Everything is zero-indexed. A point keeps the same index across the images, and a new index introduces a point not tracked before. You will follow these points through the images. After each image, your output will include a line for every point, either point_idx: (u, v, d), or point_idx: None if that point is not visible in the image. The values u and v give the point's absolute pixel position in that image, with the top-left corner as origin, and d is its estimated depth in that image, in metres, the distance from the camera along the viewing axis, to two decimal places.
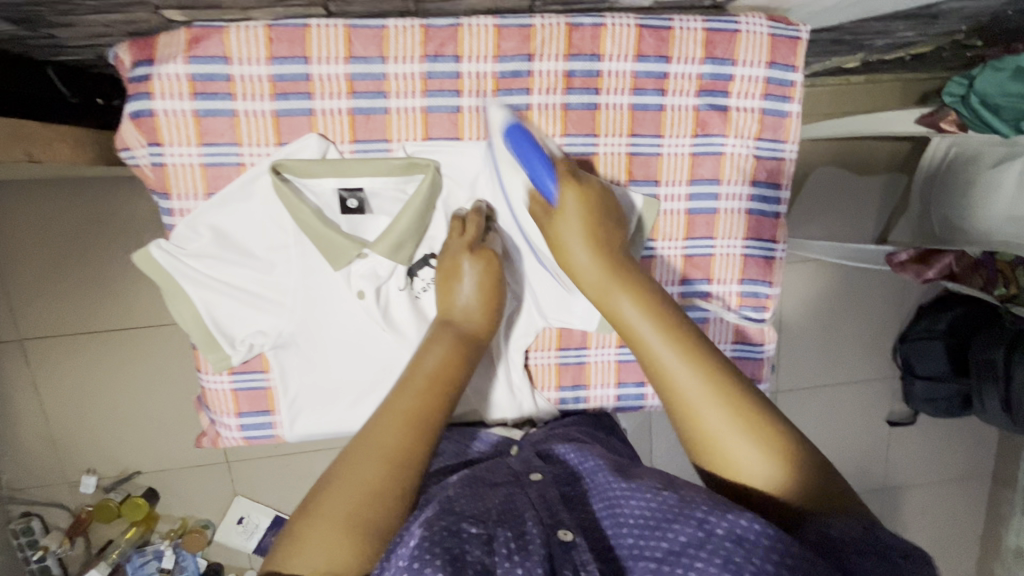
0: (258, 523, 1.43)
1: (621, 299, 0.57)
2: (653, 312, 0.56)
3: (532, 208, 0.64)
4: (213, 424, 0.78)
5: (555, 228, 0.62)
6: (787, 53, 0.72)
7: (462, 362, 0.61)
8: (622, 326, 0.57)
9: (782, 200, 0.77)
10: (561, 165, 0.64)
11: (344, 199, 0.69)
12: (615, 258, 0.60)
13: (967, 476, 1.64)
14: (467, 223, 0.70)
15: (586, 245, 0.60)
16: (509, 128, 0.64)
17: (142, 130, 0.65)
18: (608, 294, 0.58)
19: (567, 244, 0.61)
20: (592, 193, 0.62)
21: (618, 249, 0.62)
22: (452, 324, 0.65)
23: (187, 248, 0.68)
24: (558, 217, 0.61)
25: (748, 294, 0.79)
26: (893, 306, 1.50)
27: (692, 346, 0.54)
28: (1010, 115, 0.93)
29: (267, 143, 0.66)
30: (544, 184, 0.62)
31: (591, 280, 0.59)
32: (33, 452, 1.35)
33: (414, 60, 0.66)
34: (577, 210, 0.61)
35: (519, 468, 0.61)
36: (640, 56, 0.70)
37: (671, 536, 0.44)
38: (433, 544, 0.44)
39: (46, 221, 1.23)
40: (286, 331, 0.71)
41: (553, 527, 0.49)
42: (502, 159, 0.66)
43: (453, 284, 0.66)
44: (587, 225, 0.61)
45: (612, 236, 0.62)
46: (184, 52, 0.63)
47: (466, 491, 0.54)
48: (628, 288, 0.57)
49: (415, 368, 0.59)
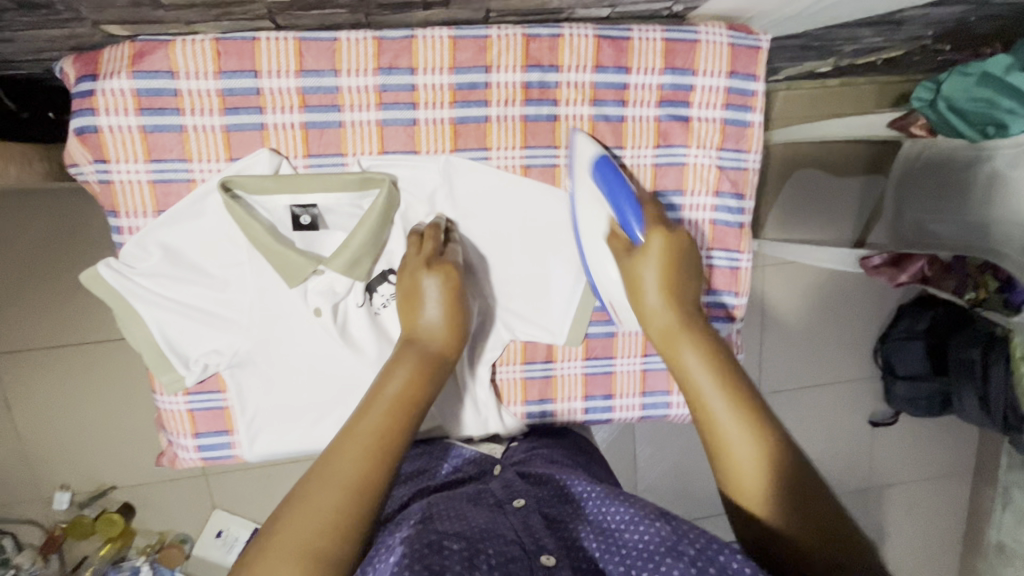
0: (237, 536, 1.41)
1: (687, 350, 0.56)
2: (720, 363, 0.56)
3: (611, 245, 0.65)
4: (171, 445, 0.76)
5: (633, 264, 0.61)
6: (748, 62, 0.71)
7: (426, 380, 0.58)
8: (684, 376, 0.56)
9: (746, 209, 0.77)
10: (649, 208, 0.65)
11: (297, 216, 0.67)
12: (686, 308, 0.59)
13: (949, 475, 1.64)
14: (424, 237, 0.68)
15: (663, 286, 0.59)
16: (600, 164, 0.67)
17: (87, 147, 0.63)
18: (674, 342, 0.57)
19: (638, 284, 0.60)
20: (679, 243, 0.61)
21: (693, 299, 0.60)
22: (416, 342, 0.62)
23: (137, 268, 0.66)
24: (639, 256, 0.61)
25: (714, 304, 0.79)
26: (872, 307, 1.50)
27: (752, 402, 0.53)
28: (977, 120, 0.94)
29: (218, 158, 0.65)
30: (630, 226, 0.64)
31: (661, 323, 0.59)
32: (4, 469, 1.32)
33: (367, 73, 0.65)
34: (660, 254, 0.60)
35: (504, 495, 0.61)
36: (598, 67, 0.69)
37: (665, 569, 0.45)
38: (414, 558, 0.45)
39: (14, 234, 1.20)
40: (242, 350, 0.69)
41: (537, 553, 0.50)
42: (586, 190, 0.68)
43: (415, 304, 0.64)
44: (665, 270, 0.60)
45: (686, 284, 0.61)
46: (129, 67, 0.61)
47: (449, 511, 0.56)
48: (700, 342, 0.57)
49: (377, 391, 0.56)
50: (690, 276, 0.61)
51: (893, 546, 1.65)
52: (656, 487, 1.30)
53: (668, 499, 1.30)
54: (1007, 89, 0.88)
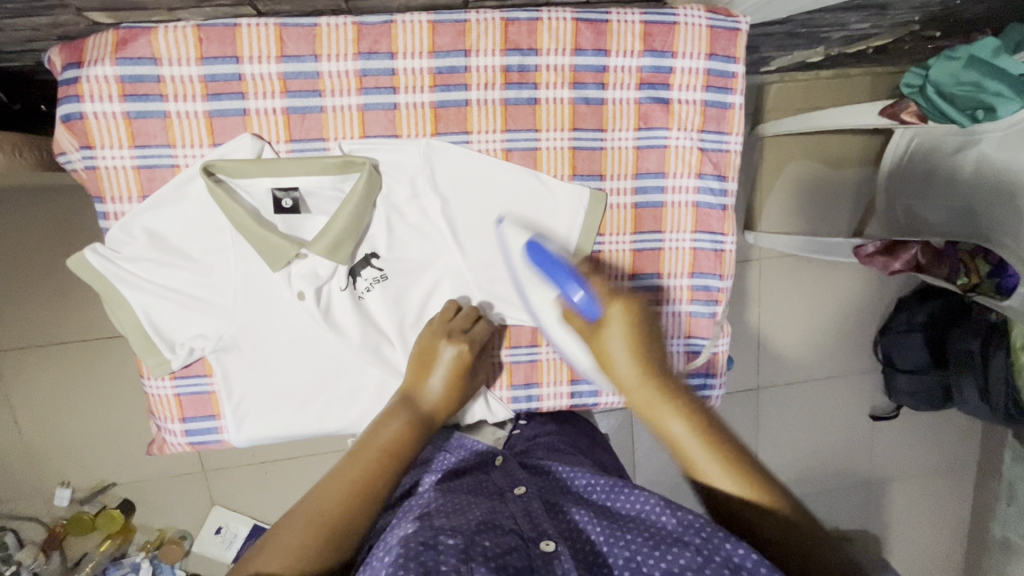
0: (236, 533, 1.41)
1: (667, 414, 0.60)
2: (701, 424, 0.59)
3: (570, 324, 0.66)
4: (159, 431, 0.77)
5: (600, 342, 0.64)
6: (727, 44, 0.72)
7: (414, 439, 0.65)
8: (669, 438, 0.59)
9: (729, 191, 0.77)
10: (596, 283, 0.66)
11: (278, 199, 0.68)
12: (657, 371, 0.62)
13: (952, 469, 1.63)
14: (460, 314, 0.74)
15: (633, 362, 0.62)
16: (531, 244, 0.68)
17: (74, 133, 0.64)
18: (654, 408, 0.61)
19: (609, 358, 0.63)
20: (636, 315, 0.64)
21: (659, 358, 0.64)
22: (412, 402, 0.68)
23: (123, 252, 0.67)
24: (605, 333, 0.63)
25: (699, 287, 0.79)
26: (871, 299, 1.49)
27: (739, 454, 0.57)
28: (966, 104, 0.93)
29: (201, 144, 0.66)
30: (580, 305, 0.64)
31: (639, 397, 0.62)
32: (6, 466, 1.33)
33: (348, 58, 0.66)
34: (622, 329, 0.63)
35: (505, 484, 0.63)
36: (578, 50, 0.70)
37: (670, 558, 0.48)
38: (408, 559, 0.47)
39: (13, 230, 1.22)
40: (227, 334, 0.70)
41: (536, 539, 0.52)
42: (527, 271, 0.70)
43: (427, 370, 0.70)
44: (632, 342, 0.63)
45: (653, 349, 0.64)
46: (112, 54, 0.62)
47: (449, 504, 0.57)
48: (675, 403, 0.60)
49: (367, 442, 0.63)
50: (654, 341, 0.65)
51: (895, 541, 1.64)
52: (653, 482, 1.29)
53: (665, 493, 1.29)
54: (995, 72, 0.87)
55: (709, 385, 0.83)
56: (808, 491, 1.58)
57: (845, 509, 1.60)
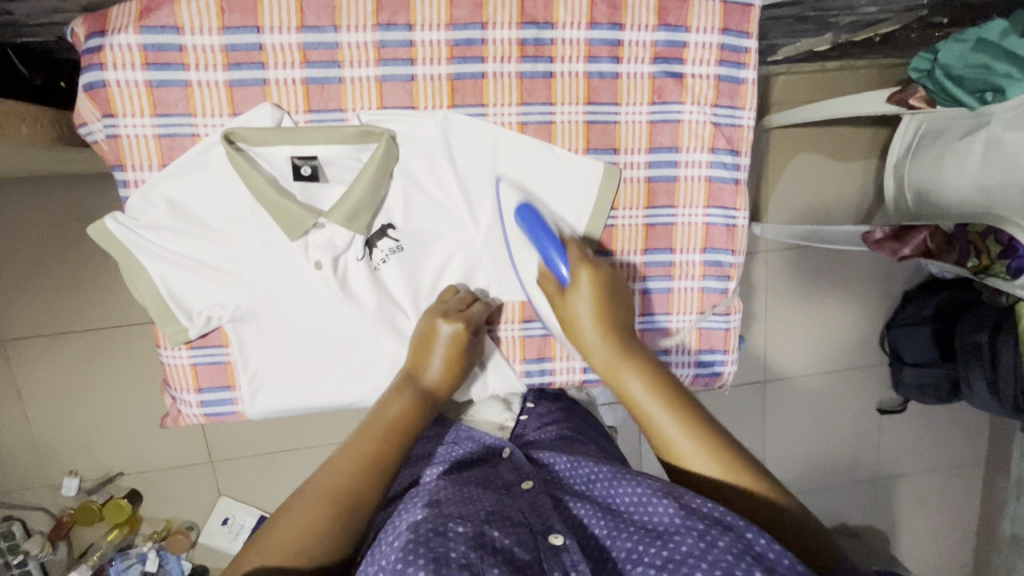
0: (242, 524, 1.42)
1: (626, 374, 0.64)
2: (658, 383, 0.62)
3: (543, 287, 0.70)
4: (174, 403, 0.77)
5: (566, 304, 0.68)
6: (740, 19, 0.73)
7: (418, 413, 0.65)
8: (629, 397, 0.63)
9: (742, 166, 0.77)
10: (572, 248, 0.70)
11: (298, 167, 0.69)
12: (620, 336, 0.66)
13: (961, 464, 1.62)
14: (458, 293, 0.75)
15: (596, 321, 0.66)
16: (521, 208, 0.71)
17: (96, 102, 0.65)
18: (614, 369, 0.65)
19: (575, 320, 0.67)
20: (606, 277, 0.68)
21: (624, 326, 0.68)
22: (415, 378, 0.68)
23: (141, 220, 0.68)
24: (572, 295, 0.67)
25: (711, 263, 0.80)
26: (879, 291, 1.49)
27: (686, 404, 0.61)
28: (974, 86, 0.91)
29: (222, 113, 0.67)
30: (556, 266, 0.68)
31: (600, 355, 0.66)
32: (13, 455, 1.34)
33: (366, 29, 0.67)
34: (589, 291, 0.67)
35: (512, 477, 0.62)
36: (593, 24, 0.71)
37: (673, 545, 0.48)
38: (417, 545, 0.48)
39: (25, 216, 1.22)
40: (244, 303, 0.71)
41: (544, 532, 0.52)
42: (513, 235, 0.72)
43: (426, 355, 0.70)
44: (597, 304, 0.67)
45: (618, 315, 0.68)
46: (136, 23, 0.63)
47: (457, 494, 0.57)
48: (636, 365, 0.64)
49: (374, 418, 0.63)
50: (621, 307, 0.68)
51: (902, 537, 1.63)
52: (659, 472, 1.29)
53: None
54: (1001, 52, 0.85)
55: (721, 361, 0.83)
56: (815, 486, 1.57)
57: (853, 505, 1.59)
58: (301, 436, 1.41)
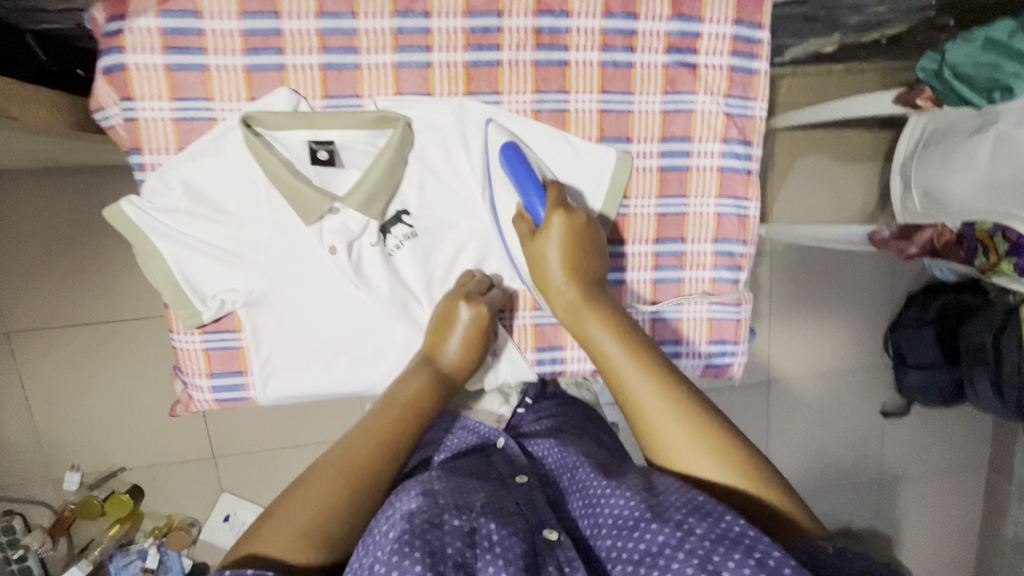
0: (244, 521, 1.41)
1: (590, 319, 0.63)
2: (621, 330, 0.62)
3: (517, 227, 0.70)
4: (185, 389, 0.77)
5: (536, 246, 0.67)
6: (753, 11, 0.73)
7: (435, 398, 0.65)
8: (591, 342, 0.63)
9: (753, 156, 0.78)
10: (552, 191, 0.68)
11: (314, 151, 0.69)
12: (589, 283, 0.66)
13: (964, 468, 1.62)
14: (473, 278, 0.75)
15: (564, 265, 0.66)
16: (507, 148, 0.70)
17: (114, 86, 0.65)
18: (580, 313, 0.64)
19: (544, 263, 0.66)
20: (579, 223, 0.67)
21: (592, 274, 0.67)
22: (434, 363, 0.69)
23: (157, 204, 0.68)
24: (542, 239, 0.67)
25: (722, 253, 0.80)
26: (883, 292, 1.49)
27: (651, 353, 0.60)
28: (984, 85, 0.91)
29: (239, 97, 0.67)
30: (534, 209, 0.68)
31: (566, 299, 0.65)
32: (15, 448, 1.33)
33: (384, 16, 0.67)
34: (560, 235, 0.66)
35: (506, 470, 0.63)
36: (607, 13, 0.71)
37: (649, 536, 0.46)
38: (413, 535, 0.46)
39: (34, 209, 1.23)
40: (258, 288, 0.71)
41: (539, 527, 0.52)
42: (496, 176, 0.72)
43: (444, 333, 0.70)
44: (567, 250, 0.66)
45: (589, 262, 0.67)
46: (156, 6, 0.64)
47: (449, 486, 0.55)
48: (601, 311, 0.63)
49: (392, 399, 0.63)
50: (592, 255, 0.68)
51: (906, 541, 1.62)
52: None
53: None
54: (1010, 52, 0.85)
55: (730, 352, 0.83)
56: (818, 488, 1.56)
57: (857, 508, 1.58)
58: (304, 433, 1.41)
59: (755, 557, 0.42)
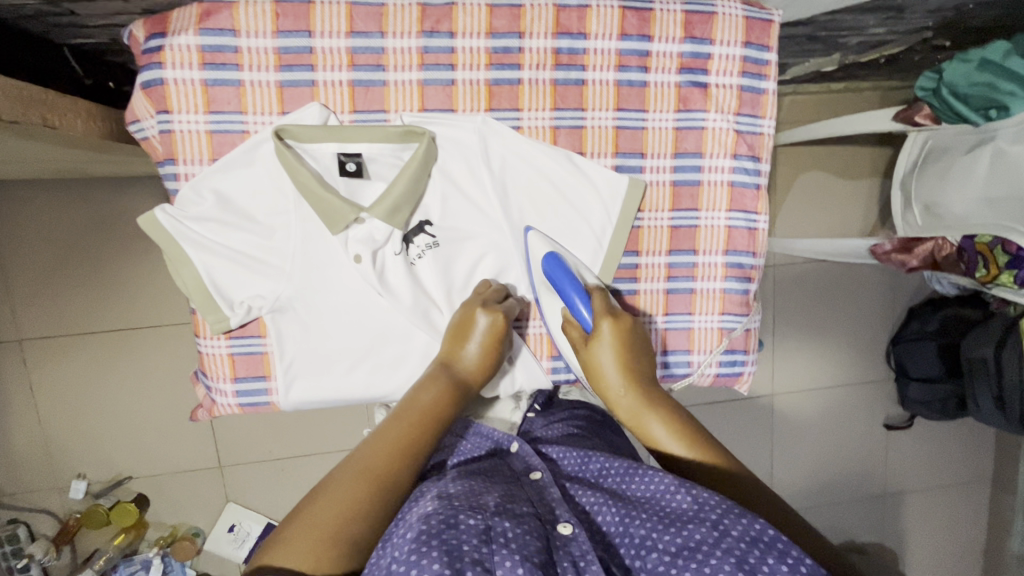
0: (249, 531, 1.41)
1: (652, 422, 0.63)
2: (684, 430, 0.62)
3: (568, 335, 0.72)
4: (208, 394, 0.79)
5: (590, 353, 0.68)
6: (761, 34, 0.76)
7: (453, 402, 0.66)
8: (656, 446, 0.63)
9: (762, 172, 0.81)
10: (596, 295, 0.71)
11: (343, 163, 0.72)
12: (645, 384, 0.66)
13: (967, 481, 1.63)
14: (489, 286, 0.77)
15: (619, 370, 0.67)
16: (548, 258, 0.73)
17: (152, 99, 0.68)
18: (640, 417, 0.64)
19: (599, 370, 0.68)
20: (626, 324, 0.69)
21: (647, 374, 0.68)
22: (450, 367, 0.70)
23: (189, 212, 0.70)
24: (594, 343, 0.68)
25: (733, 265, 0.82)
26: (884, 306, 1.52)
27: (720, 455, 0.59)
28: (978, 103, 0.93)
29: (271, 111, 0.70)
30: (580, 314, 0.70)
31: (625, 403, 0.66)
32: (24, 455, 1.33)
33: (411, 35, 0.70)
34: (611, 340, 0.67)
35: (520, 468, 0.65)
36: (623, 35, 0.74)
37: (686, 534, 0.47)
38: (429, 537, 0.47)
39: (51, 218, 1.25)
40: (284, 295, 0.73)
41: (553, 522, 0.53)
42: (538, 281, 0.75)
43: (462, 338, 0.72)
44: (619, 353, 0.67)
45: (641, 361, 0.68)
46: (196, 25, 0.67)
47: (464, 488, 0.56)
48: (661, 412, 0.64)
49: (411, 403, 0.64)
50: (642, 353, 0.69)
51: (910, 555, 1.62)
52: None
53: None
54: (1007, 73, 0.87)
55: (741, 361, 0.85)
56: (822, 502, 1.57)
57: (861, 522, 1.59)
58: (312, 442, 1.42)
59: (789, 561, 0.44)
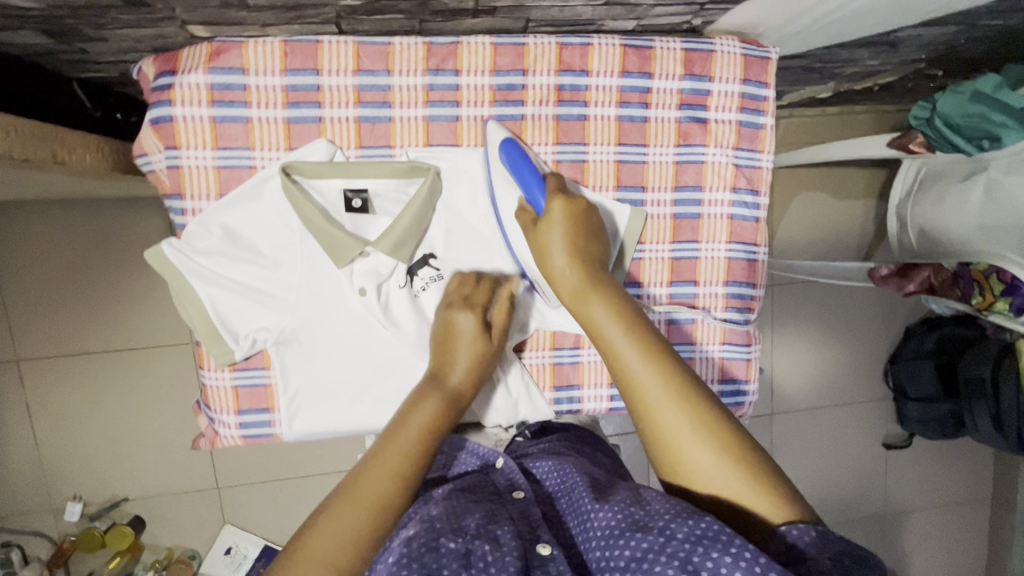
0: (245, 554, 1.40)
1: (595, 301, 0.61)
2: (626, 312, 0.60)
3: (519, 218, 0.70)
4: (211, 425, 0.79)
5: (537, 231, 0.67)
6: (759, 71, 0.78)
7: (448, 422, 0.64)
8: (594, 325, 0.61)
9: (761, 205, 0.82)
10: (552, 179, 0.70)
11: (349, 200, 0.74)
12: (592, 265, 0.64)
13: (966, 500, 1.63)
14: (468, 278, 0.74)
15: (566, 248, 0.65)
16: (506, 144, 0.71)
17: (161, 135, 0.69)
18: (583, 296, 0.62)
19: (546, 247, 0.66)
20: (578, 207, 0.67)
21: (594, 258, 0.66)
22: (440, 380, 0.67)
23: (196, 246, 0.71)
24: (544, 224, 0.66)
25: (733, 295, 0.83)
26: (882, 325, 1.53)
27: (654, 337, 0.59)
28: (973, 134, 0.94)
29: (279, 147, 0.71)
30: (535, 200, 0.69)
31: (567, 280, 0.63)
32: (19, 477, 1.32)
33: (417, 73, 0.72)
34: (561, 220, 0.66)
35: (504, 485, 0.65)
36: (624, 72, 0.76)
37: (634, 544, 0.47)
38: (410, 560, 0.47)
39: (53, 239, 1.25)
40: (289, 327, 0.73)
41: (532, 542, 0.53)
42: (498, 173, 0.73)
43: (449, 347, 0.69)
44: (569, 232, 0.66)
45: (590, 245, 0.66)
46: (205, 63, 0.68)
47: (446, 508, 0.56)
48: (606, 292, 0.62)
49: (404, 423, 0.61)
50: (593, 238, 0.67)
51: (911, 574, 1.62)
52: None
53: None
54: (997, 105, 0.88)
55: (742, 391, 0.85)
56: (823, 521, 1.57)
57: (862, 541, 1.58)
58: (311, 462, 1.41)
59: (733, 552, 0.44)
